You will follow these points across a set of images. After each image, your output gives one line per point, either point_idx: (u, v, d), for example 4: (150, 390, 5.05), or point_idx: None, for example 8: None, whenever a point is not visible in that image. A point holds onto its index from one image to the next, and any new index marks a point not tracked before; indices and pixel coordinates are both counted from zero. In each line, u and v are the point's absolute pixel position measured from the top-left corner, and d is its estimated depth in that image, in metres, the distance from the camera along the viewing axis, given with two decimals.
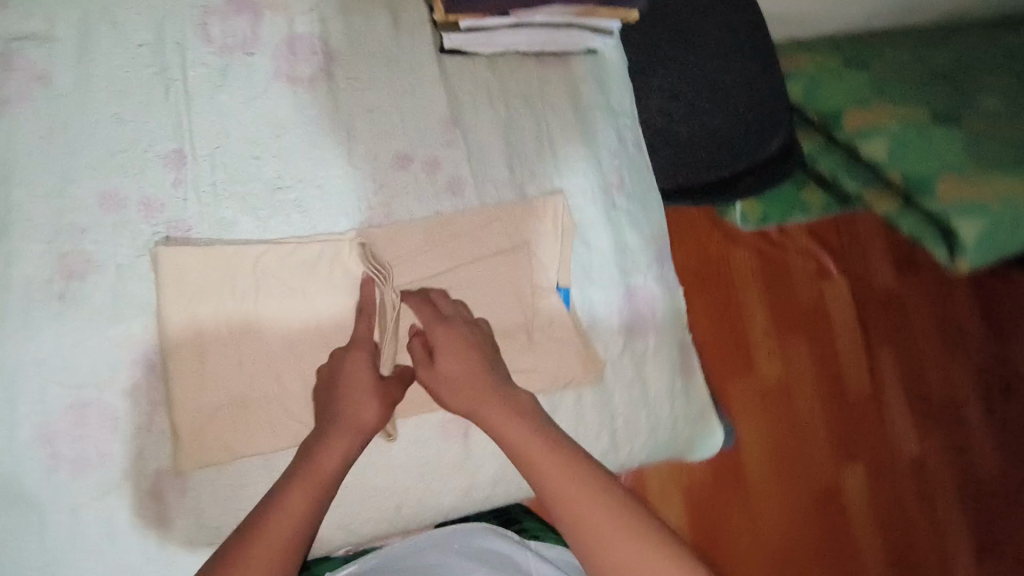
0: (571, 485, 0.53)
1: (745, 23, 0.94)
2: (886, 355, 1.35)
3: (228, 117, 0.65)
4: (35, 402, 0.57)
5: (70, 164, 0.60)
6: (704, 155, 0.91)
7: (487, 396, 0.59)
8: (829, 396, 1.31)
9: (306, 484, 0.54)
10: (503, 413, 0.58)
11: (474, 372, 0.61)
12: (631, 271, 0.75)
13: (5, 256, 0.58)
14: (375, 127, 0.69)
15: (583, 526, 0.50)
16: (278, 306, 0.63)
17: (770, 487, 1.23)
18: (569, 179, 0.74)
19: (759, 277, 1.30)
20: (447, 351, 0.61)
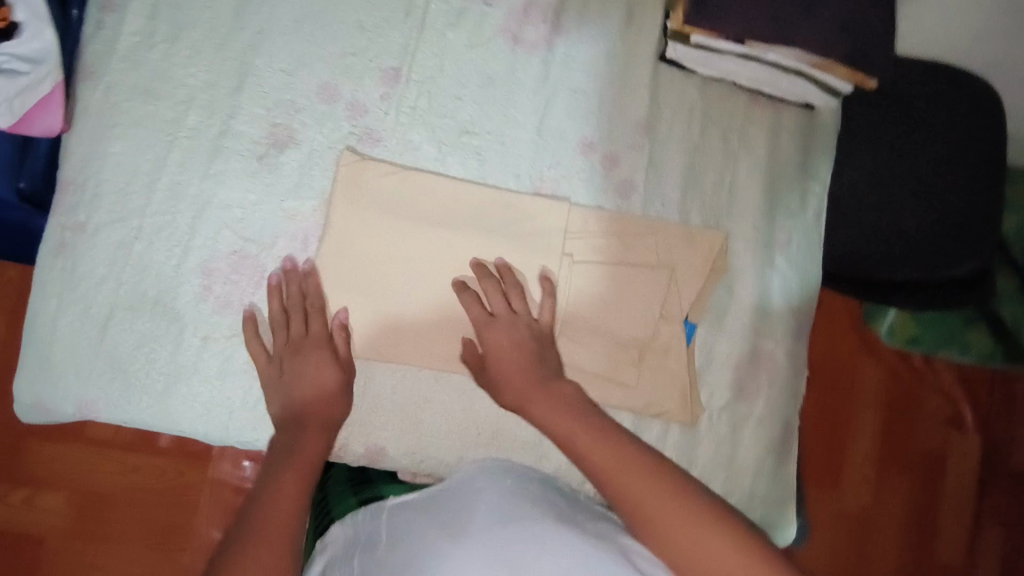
0: (636, 498, 0.53)
1: (982, 134, 0.79)
2: (997, 539, 1.08)
3: (449, 55, 0.69)
4: (208, 238, 0.64)
5: (308, 51, 0.67)
6: (883, 249, 0.79)
7: (602, 450, 0.57)
8: (911, 552, 1.07)
9: (301, 464, 0.58)
10: (578, 423, 0.59)
11: (578, 424, 0.59)
12: (764, 334, 0.72)
13: (229, 108, 0.65)
14: (573, 110, 0.71)
15: (668, 540, 0.51)
16: (426, 241, 0.66)
17: None
18: (736, 223, 0.73)
19: (882, 399, 1.08)
20: (494, 351, 0.63)
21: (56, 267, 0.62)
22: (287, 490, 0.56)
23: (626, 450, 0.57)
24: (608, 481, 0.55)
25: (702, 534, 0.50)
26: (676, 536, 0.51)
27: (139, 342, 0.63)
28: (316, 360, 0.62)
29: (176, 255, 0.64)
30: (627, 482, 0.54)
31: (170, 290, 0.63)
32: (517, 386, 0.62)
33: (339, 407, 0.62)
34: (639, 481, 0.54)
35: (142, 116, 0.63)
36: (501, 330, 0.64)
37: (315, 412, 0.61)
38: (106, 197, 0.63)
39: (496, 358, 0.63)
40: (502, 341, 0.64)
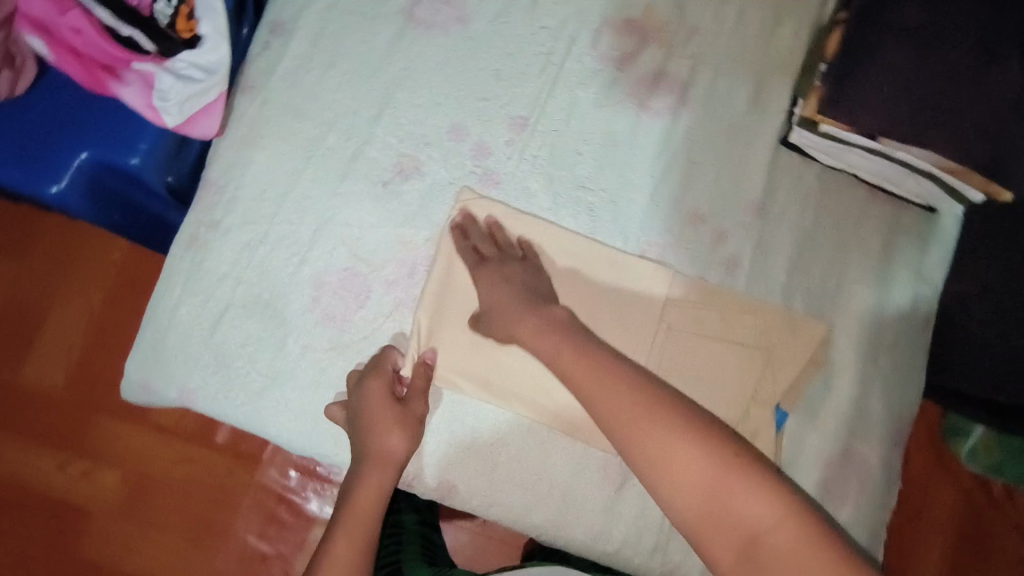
0: (671, 462, 0.51)
1: None
2: None
3: (576, 112, 0.71)
4: (325, 253, 0.67)
5: (445, 92, 0.70)
6: (986, 367, 0.73)
7: (642, 427, 0.53)
8: None
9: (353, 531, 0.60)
10: (603, 381, 0.56)
11: (612, 395, 0.55)
12: (858, 436, 0.69)
13: (365, 135, 0.69)
14: (688, 179, 0.71)
15: (716, 499, 0.49)
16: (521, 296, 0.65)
17: None
18: (841, 316, 0.71)
19: (956, 527, 1.01)
20: (492, 298, 0.63)
21: (186, 258, 0.67)
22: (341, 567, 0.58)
23: (674, 433, 0.52)
24: (635, 448, 0.53)
25: (753, 499, 0.49)
26: (726, 504, 0.49)
27: (246, 341, 0.66)
28: (379, 409, 0.62)
29: (293, 264, 0.67)
30: (705, 469, 0.50)
31: (281, 296, 0.66)
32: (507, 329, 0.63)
33: (401, 449, 0.63)
34: (678, 446, 0.52)
35: (288, 131, 0.68)
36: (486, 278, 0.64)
37: (378, 464, 0.62)
38: (243, 201, 0.67)
39: (492, 298, 0.63)
40: (501, 288, 0.63)
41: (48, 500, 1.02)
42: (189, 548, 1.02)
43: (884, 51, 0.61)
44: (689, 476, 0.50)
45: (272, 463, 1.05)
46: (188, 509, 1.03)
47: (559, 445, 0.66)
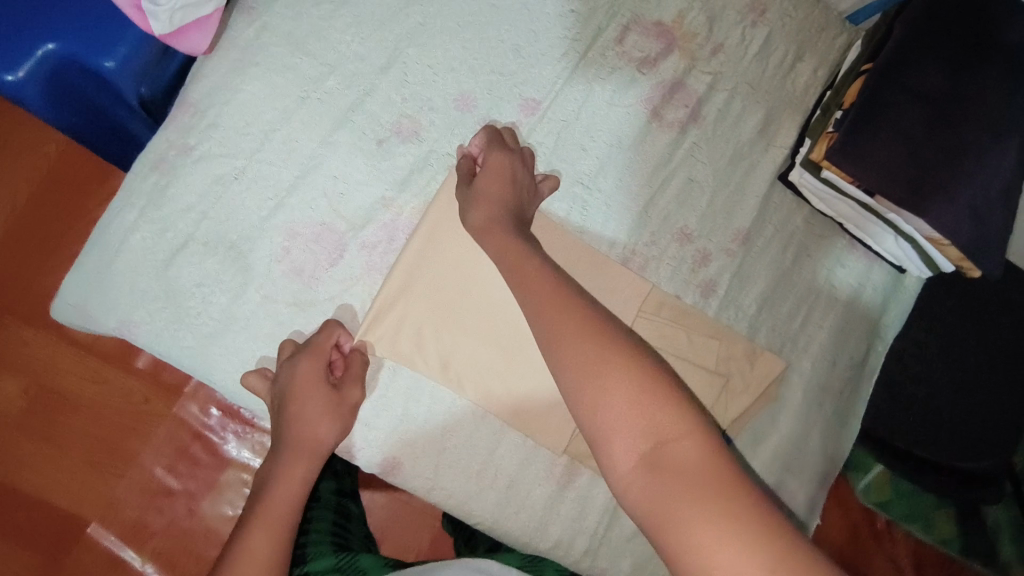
0: (591, 360, 0.47)
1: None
2: None
3: (587, 105, 0.69)
4: (303, 203, 0.62)
5: (459, 57, 0.66)
6: (913, 425, 0.79)
7: (584, 342, 0.48)
8: None
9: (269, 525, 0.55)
10: (547, 280, 0.53)
11: (550, 293, 0.52)
12: (792, 473, 0.72)
13: (368, 85, 0.64)
14: (684, 195, 0.71)
15: (628, 412, 0.44)
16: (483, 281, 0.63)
17: None
18: (799, 356, 0.73)
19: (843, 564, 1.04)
20: (488, 177, 0.60)
21: (149, 180, 0.61)
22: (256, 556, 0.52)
23: (615, 356, 0.47)
24: (559, 341, 0.49)
25: (669, 418, 0.43)
26: (638, 414, 0.44)
27: (204, 280, 0.61)
28: (309, 391, 0.59)
29: (266, 209, 0.62)
30: (629, 374, 0.45)
31: (248, 240, 0.62)
32: (484, 210, 0.59)
33: (328, 438, 0.60)
34: (601, 349, 0.47)
35: (284, 65, 0.63)
36: (499, 149, 0.62)
37: (307, 443, 0.59)
38: (222, 131, 0.61)
39: (493, 171, 0.60)
40: (500, 165, 0.61)
41: None
42: (89, 473, 0.95)
43: (901, 110, 0.63)
44: (601, 375, 0.46)
45: (193, 398, 0.99)
46: (93, 430, 0.95)
47: (511, 440, 0.65)
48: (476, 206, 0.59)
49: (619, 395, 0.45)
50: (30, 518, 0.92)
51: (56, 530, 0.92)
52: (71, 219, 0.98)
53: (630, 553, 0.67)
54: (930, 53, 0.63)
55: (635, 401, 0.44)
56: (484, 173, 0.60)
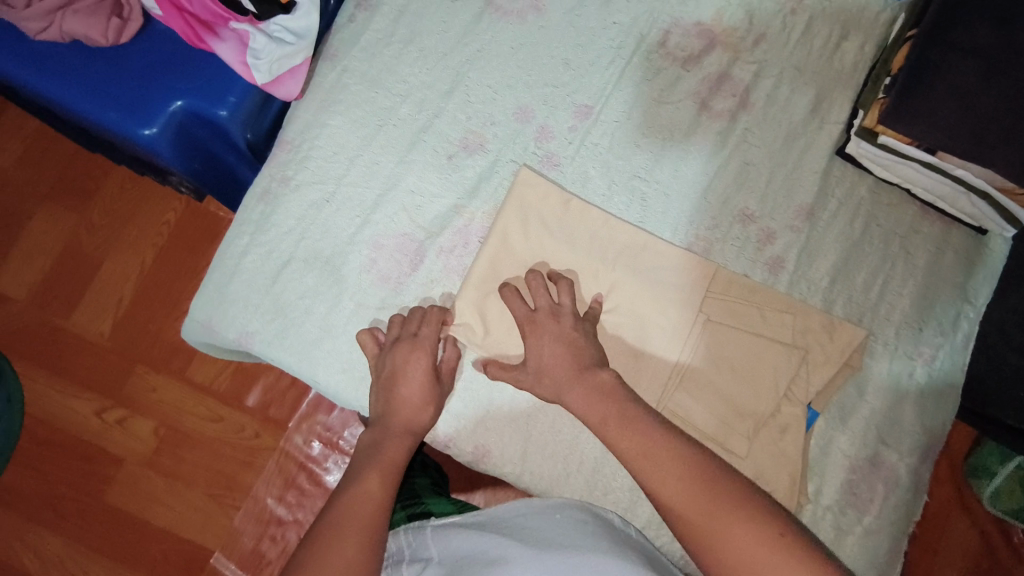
0: (670, 484, 0.54)
1: None
2: None
3: (639, 105, 0.74)
4: (387, 217, 0.70)
5: (516, 75, 0.73)
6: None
7: (609, 411, 0.60)
8: None
9: (382, 466, 0.61)
10: (614, 405, 0.60)
11: (618, 420, 0.59)
12: (889, 446, 0.70)
13: (436, 109, 0.72)
14: (741, 179, 0.73)
15: (708, 526, 0.52)
16: (562, 257, 0.69)
17: None
18: (880, 325, 0.72)
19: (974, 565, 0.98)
20: (546, 339, 0.64)
21: (257, 211, 0.70)
22: (370, 493, 0.58)
23: (635, 416, 0.59)
24: (644, 472, 0.56)
25: (744, 525, 0.51)
26: (720, 531, 0.51)
27: (307, 293, 0.69)
28: (416, 354, 0.65)
29: (356, 225, 0.70)
30: (700, 492, 0.53)
31: (342, 254, 0.69)
32: (561, 374, 0.63)
33: (425, 416, 0.64)
34: (673, 470, 0.55)
35: (363, 100, 0.71)
36: (545, 321, 0.64)
37: (401, 417, 0.64)
38: (315, 161, 0.70)
39: (549, 352, 0.63)
40: (547, 330, 0.64)
41: (79, 441, 1.06)
42: (210, 506, 1.04)
43: (954, 67, 0.63)
44: (680, 489, 0.54)
45: (298, 429, 1.07)
46: (212, 463, 1.05)
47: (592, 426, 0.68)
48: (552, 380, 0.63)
49: (630, 437, 0.58)
50: (163, 552, 1.03)
51: (188, 556, 1.03)
52: (190, 275, 1.10)
53: None
54: (976, 6, 0.63)
55: (648, 442, 0.57)
56: (543, 357, 0.63)
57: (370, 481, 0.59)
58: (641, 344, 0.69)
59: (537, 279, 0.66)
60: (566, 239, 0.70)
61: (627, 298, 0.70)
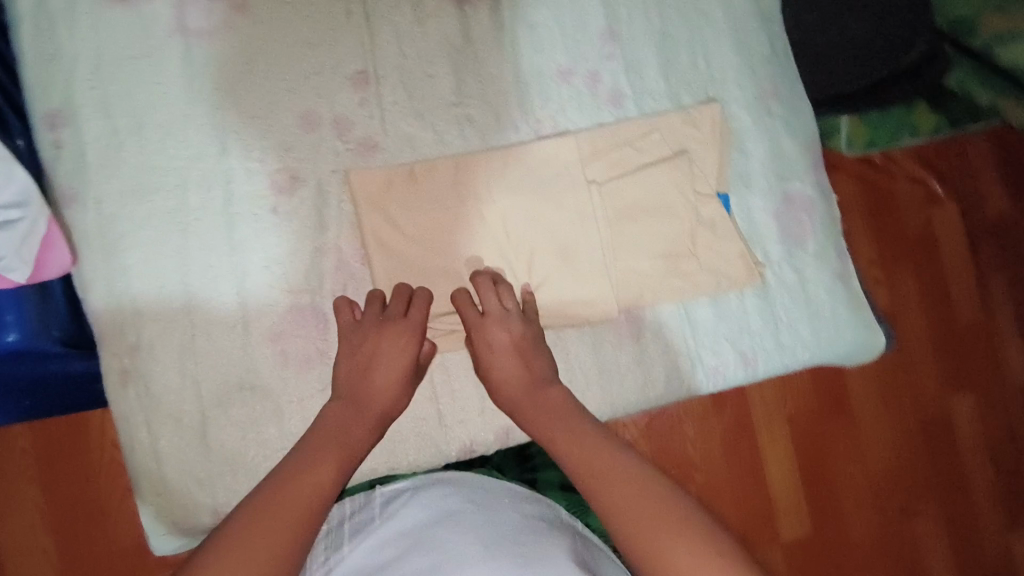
0: (596, 459, 0.54)
1: None
2: (999, 283, 1.26)
3: (404, 38, 0.67)
4: (264, 306, 0.62)
5: (272, 86, 0.64)
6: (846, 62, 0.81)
7: (557, 432, 0.58)
8: (941, 322, 1.23)
9: (338, 453, 0.55)
10: (517, 373, 0.62)
11: (543, 407, 0.60)
12: (790, 178, 0.74)
13: (225, 173, 0.62)
14: (537, 43, 0.70)
15: (603, 481, 0.53)
16: (444, 225, 0.65)
17: (877, 410, 1.19)
18: (723, 88, 0.74)
19: (864, 204, 1.20)
20: (500, 349, 0.62)
21: (130, 396, 0.60)
22: (303, 486, 0.51)
23: (578, 431, 0.58)
24: (566, 444, 0.57)
25: (634, 491, 0.51)
26: (605, 488, 0.52)
27: (245, 430, 0.61)
28: (393, 341, 0.60)
29: (239, 334, 0.61)
30: (613, 465, 0.54)
31: (250, 370, 0.61)
32: (517, 391, 0.61)
33: (396, 405, 0.60)
34: (607, 454, 0.55)
35: (144, 215, 0.60)
36: (490, 331, 0.62)
37: (374, 405, 0.59)
38: (147, 309, 0.60)
39: (494, 364, 0.62)
40: (500, 343, 0.62)
41: None
42: None
43: None
44: (611, 468, 0.53)
45: None
46: None
47: (573, 342, 0.68)
48: (493, 388, 0.62)
49: (583, 450, 0.55)
50: None
51: None
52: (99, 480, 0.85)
53: (727, 338, 0.72)
54: None
55: (601, 457, 0.55)
56: (488, 367, 0.62)
57: (325, 455, 0.54)
58: (559, 246, 0.67)
59: (485, 283, 0.63)
60: (434, 206, 0.64)
61: (521, 216, 0.66)
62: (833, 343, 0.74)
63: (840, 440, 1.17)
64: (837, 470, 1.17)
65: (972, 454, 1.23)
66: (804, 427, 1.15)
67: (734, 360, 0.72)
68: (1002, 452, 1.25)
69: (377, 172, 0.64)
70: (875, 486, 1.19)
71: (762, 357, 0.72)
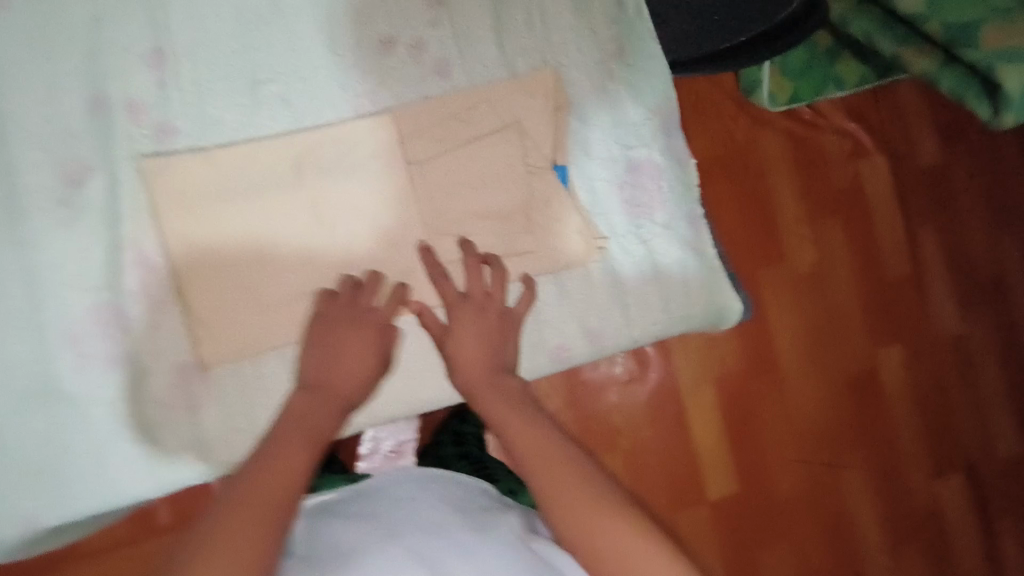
0: (538, 460, 0.51)
1: None
2: (932, 236, 1.21)
3: (204, 11, 0.63)
4: (59, 306, 0.59)
5: (54, 69, 0.59)
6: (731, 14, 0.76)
7: (511, 417, 0.55)
8: (869, 277, 1.19)
9: (308, 434, 0.53)
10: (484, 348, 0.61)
11: (497, 396, 0.57)
12: (634, 145, 0.71)
13: (6, 165, 0.58)
14: (357, 11, 0.66)
15: (553, 474, 0.50)
16: (258, 214, 0.62)
17: (804, 369, 1.15)
18: (561, 52, 0.70)
19: (787, 159, 1.15)
20: (472, 333, 0.61)
21: None
22: (290, 462, 0.50)
23: (528, 419, 0.55)
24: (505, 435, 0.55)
25: (581, 495, 0.49)
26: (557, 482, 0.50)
27: (47, 437, 0.58)
28: (336, 346, 0.59)
29: (35, 337, 0.58)
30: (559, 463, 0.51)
31: (50, 373, 0.59)
32: (475, 373, 0.59)
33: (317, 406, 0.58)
34: (549, 453, 0.52)
35: None
36: (466, 316, 0.62)
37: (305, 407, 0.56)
38: None
39: (475, 341, 0.61)
40: (472, 324, 0.62)
41: None
42: None
43: None
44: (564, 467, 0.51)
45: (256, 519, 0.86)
46: None
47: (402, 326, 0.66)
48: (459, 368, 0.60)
49: (523, 434, 0.54)
50: None
51: None
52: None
53: (571, 315, 0.69)
54: None
55: (540, 443, 0.53)
56: (467, 345, 0.61)
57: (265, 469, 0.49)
58: (381, 228, 0.65)
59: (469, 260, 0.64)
60: (242, 192, 0.62)
61: (338, 203, 0.64)
62: (687, 316, 0.71)
63: (764, 402, 1.14)
64: (761, 434, 1.13)
65: (904, 415, 1.19)
66: (727, 389, 1.12)
67: (579, 339, 0.69)
68: (936, 413, 1.21)
69: (177, 161, 0.61)
70: (801, 448, 1.15)
71: (609, 334, 0.70)
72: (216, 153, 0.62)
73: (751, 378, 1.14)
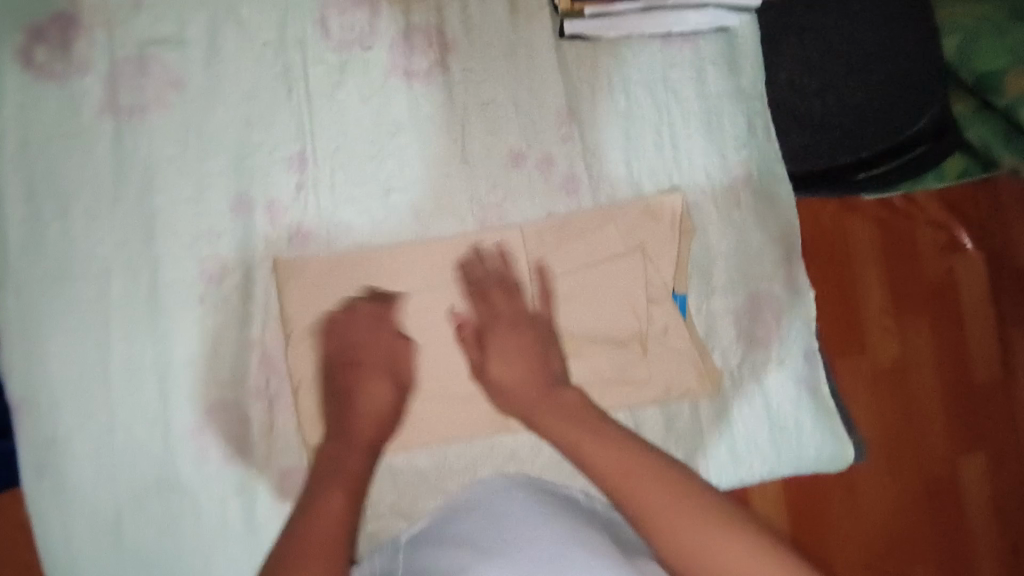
0: (617, 470, 0.51)
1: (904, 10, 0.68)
2: None
3: (346, 117, 0.64)
4: (184, 398, 0.60)
5: (203, 169, 0.62)
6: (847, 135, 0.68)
7: (580, 434, 0.56)
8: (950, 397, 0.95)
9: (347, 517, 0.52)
10: (531, 379, 0.60)
11: (587, 431, 0.56)
12: (756, 277, 0.69)
13: (151, 260, 0.60)
14: (490, 122, 0.66)
15: (634, 486, 0.49)
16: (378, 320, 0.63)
17: (876, 500, 0.91)
18: (687, 175, 0.69)
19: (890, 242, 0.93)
20: (503, 357, 0.61)
21: (44, 486, 0.59)
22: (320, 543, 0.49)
23: (603, 433, 0.55)
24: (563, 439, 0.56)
25: (677, 500, 0.47)
26: (637, 482, 0.50)
27: (161, 527, 0.60)
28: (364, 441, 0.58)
29: (159, 428, 0.60)
30: (641, 484, 0.49)
31: (169, 464, 0.60)
32: (528, 394, 0.60)
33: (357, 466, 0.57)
34: (653, 492, 0.49)
35: (66, 303, 0.59)
36: (505, 339, 0.62)
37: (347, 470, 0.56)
38: (64, 398, 0.59)
39: (501, 366, 0.61)
40: (506, 345, 0.62)
41: None
42: None
43: None
44: (647, 482, 0.49)
45: None
46: None
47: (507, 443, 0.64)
48: (507, 397, 0.61)
49: (600, 454, 0.53)
50: None
51: None
52: None
53: (677, 448, 0.67)
54: None
55: (609, 452, 0.53)
56: (494, 371, 0.61)
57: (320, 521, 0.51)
58: None
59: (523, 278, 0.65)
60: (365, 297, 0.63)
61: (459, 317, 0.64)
62: (796, 457, 0.69)
63: (836, 539, 0.90)
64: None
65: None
66: (796, 513, 0.89)
67: None
68: None
69: (305, 264, 0.62)
70: None
71: (714, 470, 0.67)
72: (342, 256, 0.63)
73: (825, 506, 0.90)
